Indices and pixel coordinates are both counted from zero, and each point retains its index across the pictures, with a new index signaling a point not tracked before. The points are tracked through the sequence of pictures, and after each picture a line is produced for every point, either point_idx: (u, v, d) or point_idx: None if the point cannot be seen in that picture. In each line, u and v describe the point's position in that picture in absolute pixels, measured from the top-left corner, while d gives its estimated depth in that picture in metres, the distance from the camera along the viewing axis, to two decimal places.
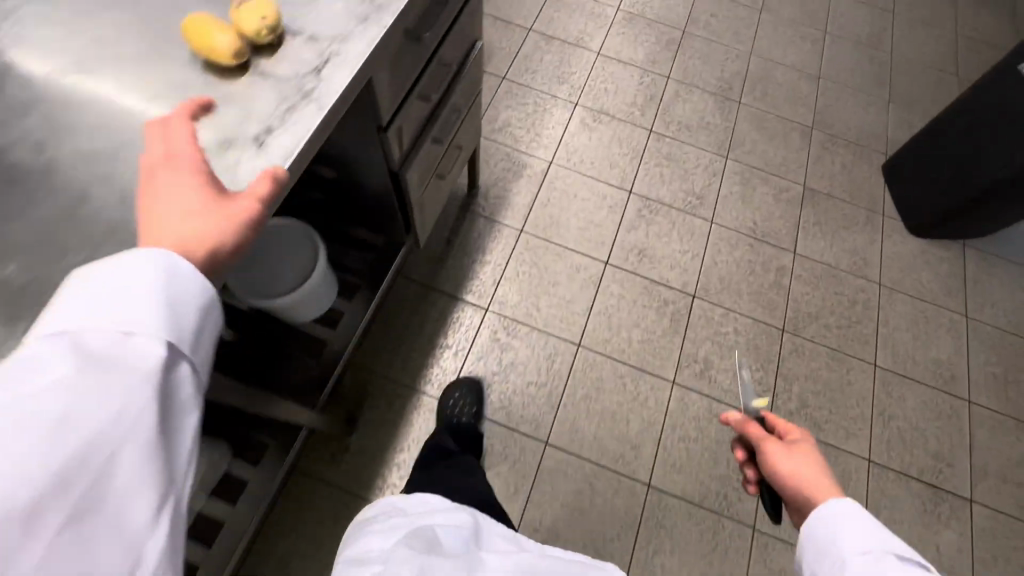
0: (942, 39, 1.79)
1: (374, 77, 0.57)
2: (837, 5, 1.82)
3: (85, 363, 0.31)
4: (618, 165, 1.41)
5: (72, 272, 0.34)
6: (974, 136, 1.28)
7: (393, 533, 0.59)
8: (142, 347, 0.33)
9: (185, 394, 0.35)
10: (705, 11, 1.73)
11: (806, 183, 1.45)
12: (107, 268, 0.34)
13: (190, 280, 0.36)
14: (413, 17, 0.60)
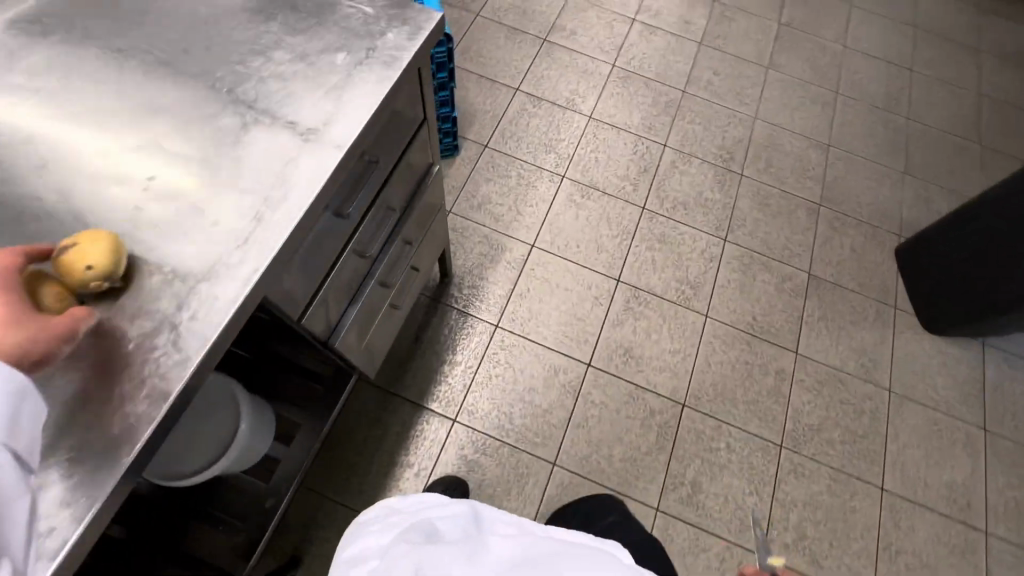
0: (965, 101, 1.66)
1: (270, 292, 0.49)
2: (850, 62, 1.69)
3: None
4: (606, 249, 1.30)
5: None
6: (996, 240, 1.14)
7: (390, 530, 0.55)
8: None
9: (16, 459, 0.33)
10: (707, 69, 1.62)
11: (810, 271, 1.33)
12: None
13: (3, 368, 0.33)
14: (324, 208, 0.51)
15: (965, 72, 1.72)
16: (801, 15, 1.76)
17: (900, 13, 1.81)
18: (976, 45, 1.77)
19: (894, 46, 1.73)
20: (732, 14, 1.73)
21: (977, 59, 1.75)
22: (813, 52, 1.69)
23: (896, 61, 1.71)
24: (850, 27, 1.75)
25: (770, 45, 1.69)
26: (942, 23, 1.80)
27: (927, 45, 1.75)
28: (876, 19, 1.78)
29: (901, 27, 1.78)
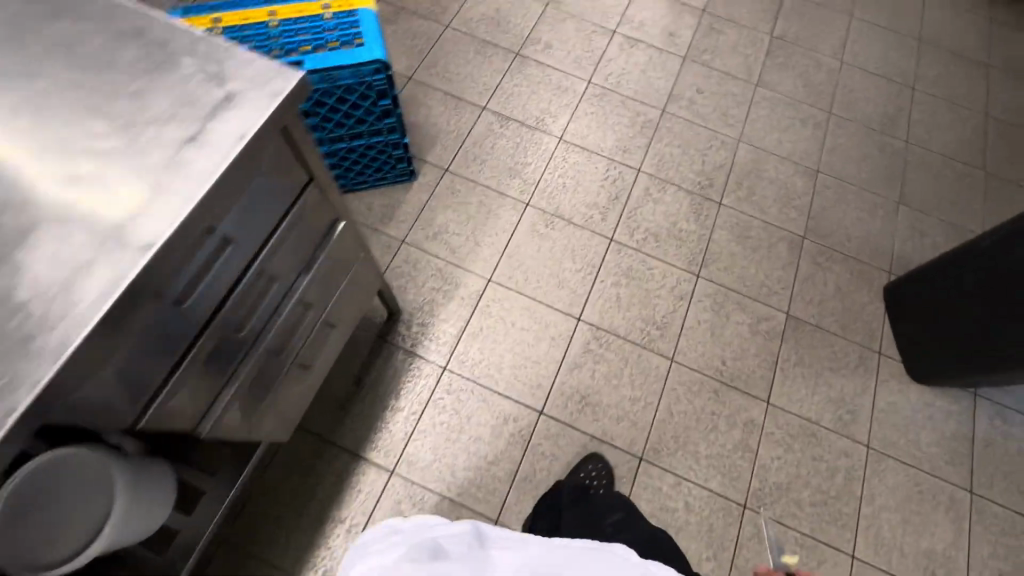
0: (970, 122, 1.54)
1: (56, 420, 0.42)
2: (847, 78, 1.58)
3: None
4: (568, 284, 1.22)
5: None
6: (989, 291, 1.03)
7: (393, 549, 0.51)
8: None
9: None
10: (690, 86, 1.52)
11: (788, 311, 1.24)
12: None
13: None
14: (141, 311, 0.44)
15: (973, 90, 1.59)
16: (796, 27, 1.64)
17: (905, 25, 1.68)
18: (986, 61, 1.65)
19: (896, 62, 1.62)
20: (721, 26, 1.62)
21: (987, 76, 1.62)
22: (806, 68, 1.58)
23: (898, 77, 1.59)
24: (849, 40, 1.64)
25: (761, 60, 1.58)
26: (950, 36, 1.68)
27: (932, 61, 1.63)
28: (877, 31, 1.66)
29: (905, 40, 1.65)
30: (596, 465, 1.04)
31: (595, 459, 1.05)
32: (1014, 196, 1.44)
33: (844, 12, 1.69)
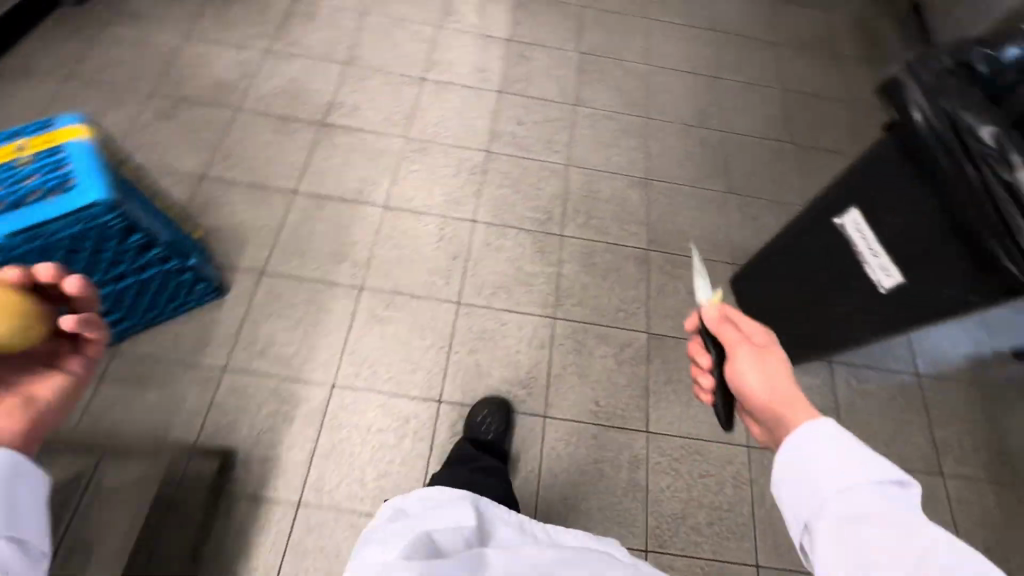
0: (772, 99, 1.65)
1: None
2: (657, 81, 1.63)
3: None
4: (422, 365, 1.13)
5: None
6: (801, 285, 1.00)
7: (394, 541, 0.55)
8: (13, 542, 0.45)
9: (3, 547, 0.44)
10: (510, 119, 1.49)
11: (649, 330, 1.24)
12: None
13: None
14: None
15: (768, 69, 1.70)
16: (600, 40, 1.67)
17: (697, 18, 1.77)
18: (774, 38, 1.77)
19: (697, 55, 1.69)
20: (529, 52, 1.62)
21: (777, 53, 1.74)
22: (618, 78, 1.61)
23: (702, 70, 1.67)
24: (651, 43, 1.69)
25: (573, 78, 1.59)
26: (738, 21, 1.79)
27: (728, 47, 1.73)
28: (674, 29, 1.74)
29: (700, 33, 1.74)
30: (487, 414, 1.07)
31: (484, 408, 1.09)
32: (823, 162, 1.55)
33: (641, 16, 1.74)
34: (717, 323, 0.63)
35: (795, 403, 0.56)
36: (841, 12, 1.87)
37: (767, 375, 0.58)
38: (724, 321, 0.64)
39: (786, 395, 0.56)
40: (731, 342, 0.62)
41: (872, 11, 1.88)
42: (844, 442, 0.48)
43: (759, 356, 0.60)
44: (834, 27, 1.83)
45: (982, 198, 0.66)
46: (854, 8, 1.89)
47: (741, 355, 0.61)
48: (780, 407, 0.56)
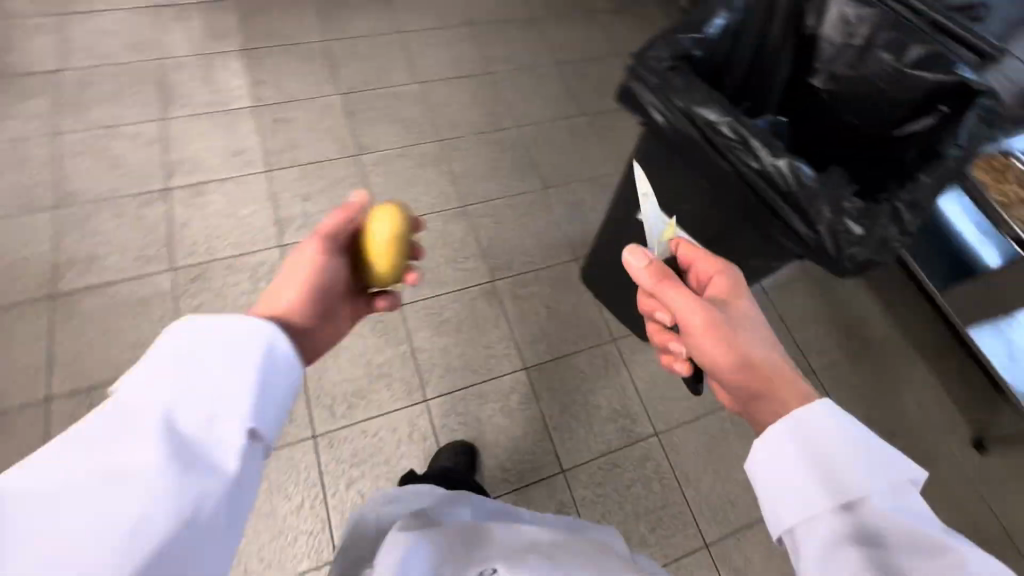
0: (552, 77, 1.63)
1: None
2: (435, 97, 1.52)
3: (179, 452, 0.39)
4: (300, 528, 0.96)
5: (154, 340, 0.44)
6: None
7: (393, 513, 0.65)
8: (227, 428, 0.42)
9: (200, 454, 0.40)
10: (295, 196, 1.30)
11: (525, 364, 1.17)
12: (210, 337, 0.44)
13: (169, 465, 0.38)
14: None
15: (537, 48, 1.69)
16: (360, 73, 1.53)
17: (451, 17, 1.70)
18: (531, 15, 1.76)
19: (464, 56, 1.62)
20: (287, 113, 1.42)
21: (539, 29, 1.73)
22: (394, 108, 1.48)
23: (476, 70, 1.60)
24: (415, 59, 1.59)
25: (347, 124, 1.43)
26: (491, 8, 1.74)
27: (492, 38, 1.68)
28: (433, 36, 1.64)
29: (460, 33, 1.67)
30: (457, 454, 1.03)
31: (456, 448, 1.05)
32: (619, 122, 1.57)
33: (394, 33, 1.63)
34: (661, 274, 0.63)
35: (777, 370, 0.57)
36: None
37: (742, 340, 0.59)
38: (660, 280, 0.63)
39: (766, 361, 0.58)
40: (684, 293, 0.61)
41: None
42: (835, 408, 0.51)
43: (726, 316, 0.61)
44: None
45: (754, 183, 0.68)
46: None
47: (704, 311, 0.60)
48: (767, 380, 0.57)
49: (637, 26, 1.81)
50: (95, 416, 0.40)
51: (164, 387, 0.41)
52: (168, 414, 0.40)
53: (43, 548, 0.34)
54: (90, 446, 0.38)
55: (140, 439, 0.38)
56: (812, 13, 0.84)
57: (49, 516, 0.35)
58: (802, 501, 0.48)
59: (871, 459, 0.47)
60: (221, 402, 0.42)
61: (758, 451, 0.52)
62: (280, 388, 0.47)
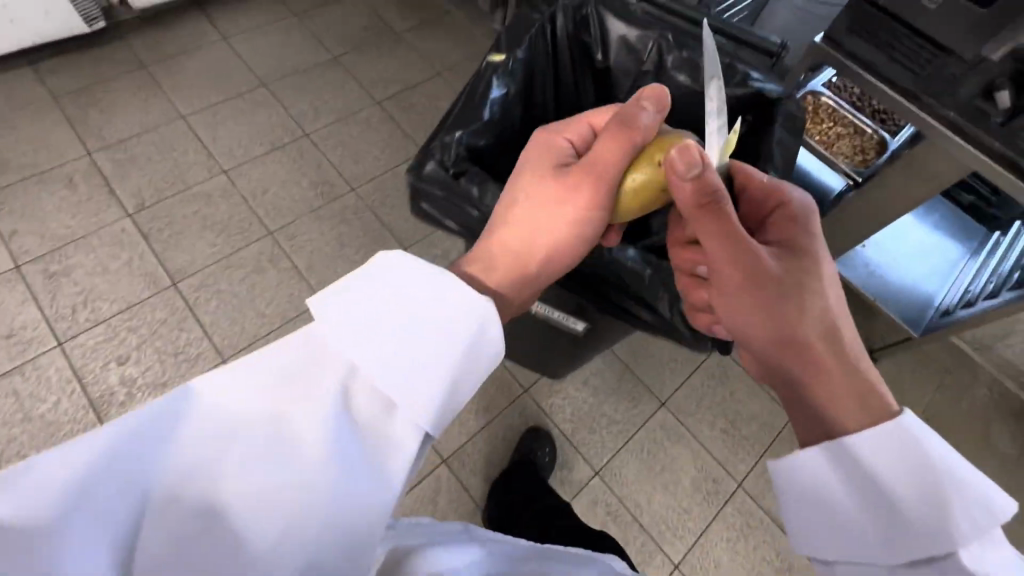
0: (375, 119, 1.48)
1: None
2: (247, 183, 1.32)
3: (308, 462, 0.36)
4: None
5: (365, 267, 0.44)
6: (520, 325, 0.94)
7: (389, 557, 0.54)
8: (391, 433, 0.38)
9: (350, 466, 0.37)
10: (109, 363, 1.06)
11: (443, 455, 1.08)
12: (396, 278, 0.43)
13: (299, 490, 0.35)
14: None
15: (348, 91, 1.52)
16: (145, 181, 1.28)
17: (238, 82, 1.47)
18: (330, 55, 1.58)
19: (268, 125, 1.42)
20: (64, 260, 1.15)
21: (343, 69, 1.56)
22: (202, 211, 1.26)
23: (286, 137, 1.41)
24: (210, 145, 1.36)
25: (148, 250, 1.19)
26: (283, 60, 1.54)
27: (294, 95, 1.48)
28: (224, 112, 1.42)
29: (254, 99, 1.46)
30: None
31: None
32: None
33: (174, 120, 1.38)
34: (713, 187, 0.53)
35: (837, 346, 0.55)
36: None
37: (803, 307, 0.55)
38: (703, 201, 0.54)
39: (826, 336, 0.55)
40: (733, 228, 0.55)
41: None
42: (924, 438, 0.46)
43: (786, 272, 0.56)
44: (374, 10, 1.70)
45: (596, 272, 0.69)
46: None
47: (753, 263, 0.55)
48: (819, 353, 0.55)
49: (447, 36, 1.69)
50: (287, 345, 0.40)
51: (369, 325, 0.40)
52: (387, 368, 0.39)
53: (225, 461, 0.36)
54: (284, 377, 0.38)
55: (313, 401, 0.37)
56: (597, 48, 0.78)
57: (289, 445, 0.36)
58: (862, 538, 0.46)
59: (962, 506, 0.43)
60: (438, 372, 0.40)
61: (797, 466, 0.50)
62: (476, 378, 0.44)
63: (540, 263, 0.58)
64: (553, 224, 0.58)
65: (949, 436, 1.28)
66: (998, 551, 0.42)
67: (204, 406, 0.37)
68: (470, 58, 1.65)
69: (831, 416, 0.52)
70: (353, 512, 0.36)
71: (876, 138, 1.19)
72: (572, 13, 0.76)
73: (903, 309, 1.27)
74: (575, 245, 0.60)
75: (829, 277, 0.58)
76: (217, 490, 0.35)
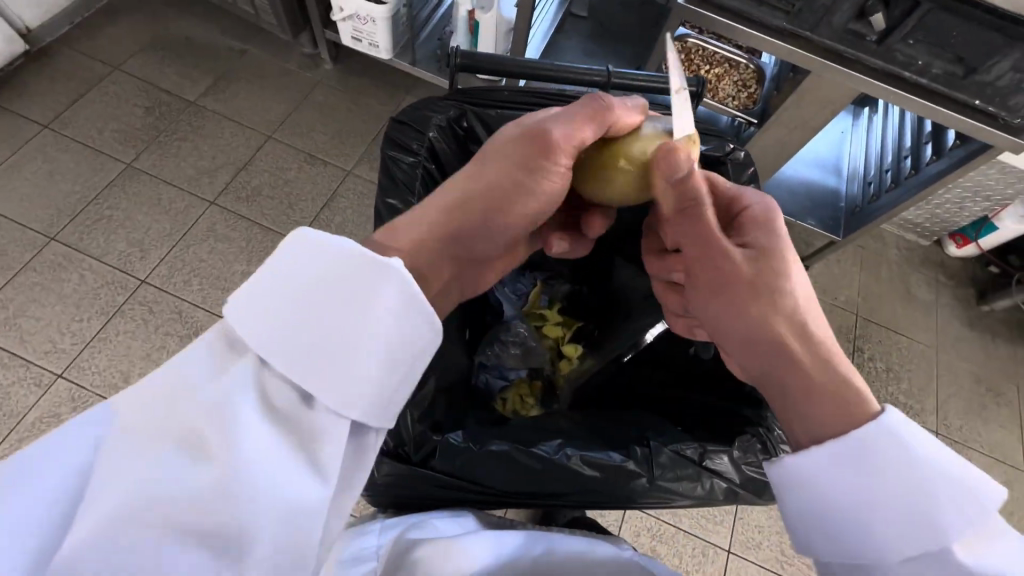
0: (220, 227, 1.19)
1: None
2: (98, 376, 1.03)
3: (215, 451, 0.31)
4: None
5: (295, 229, 0.37)
6: None
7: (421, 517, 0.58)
8: (326, 420, 0.34)
9: (260, 449, 0.32)
10: None
11: None
12: (311, 245, 0.36)
13: (207, 483, 0.31)
14: None
15: (170, 204, 1.20)
16: None
17: (16, 251, 1.11)
18: (122, 166, 1.23)
19: (87, 290, 1.10)
20: None
21: (148, 177, 1.22)
22: None
23: (119, 296, 1.10)
24: (20, 350, 1.03)
25: None
26: (62, 196, 1.18)
27: (101, 237, 1.15)
28: (17, 299, 1.07)
29: (50, 263, 1.11)
30: None
31: None
32: (339, 221, 1.24)
33: None
34: (692, 196, 0.49)
35: (812, 343, 0.44)
36: (131, 60, 1.36)
37: (776, 305, 0.45)
38: (687, 204, 0.50)
39: (794, 331, 0.45)
40: (707, 225, 0.49)
41: (151, 27, 1.41)
42: (908, 443, 0.40)
43: (760, 268, 0.46)
44: (149, 82, 1.34)
45: (630, 499, 0.49)
46: (132, 40, 1.38)
47: (721, 256, 0.48)
48: (787, 349, 0.45)
49: (257, 83, 1.37)
50: (201, 339, 0.36)
51: (277, 313, 0.35)
52: (298, 359, 0.34)
53: (130, 470, 0.31)
54: (181, 367, 0.34)
55: (218, 390, 0.33)
56: None
57: (194, 439, 0.32)
58: (861, 543, 0.41)
59: (955, 495, 0.38)
60: (366, 357, 0.34)
61: (789, 470, 0.43)
62: (406, 373, 0.37)
63: (479, 216, 0.45)
64: (510, 162, 0.46)
65: (887, 306, 1.40)
66: (991, 538, 0.38)
67: (116, 418, 0.33)
68: (299, 103, 1.36)
69: (807, 424, 0.44)
70: (271, 509, 0.31)
71: (752, 68, 1.16)
72: (449, 130, 0.62)
73: (819, 218, 1.31)
74: (541, 198, 0.48)
75: (800, 271, 0.47)
76: (118, 497, 0.31)
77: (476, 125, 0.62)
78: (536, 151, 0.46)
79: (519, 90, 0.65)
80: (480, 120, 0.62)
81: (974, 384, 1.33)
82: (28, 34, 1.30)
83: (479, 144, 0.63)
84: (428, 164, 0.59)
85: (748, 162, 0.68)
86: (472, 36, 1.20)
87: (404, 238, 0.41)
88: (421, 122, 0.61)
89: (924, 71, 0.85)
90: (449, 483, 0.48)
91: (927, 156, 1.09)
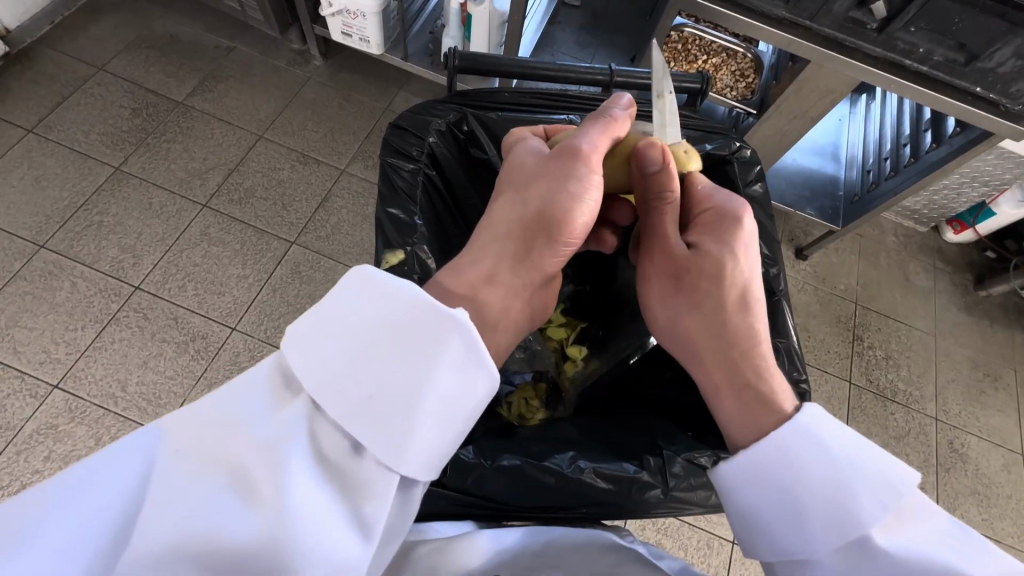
0: (214, 230, 1.17)
1: None
2: (94, 386, 1.01)
3: (268, 498, 0.30)
4: None
5: (355, 267, 0.37)
6: None
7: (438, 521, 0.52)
8: (371, 469, 0.33)
9: (311, 501, 0.31)
10: None
11: None
12: (373, 288, 0.36)
13: (257, 530, 0.30)
14: None
15: (161, 207, 1.18)
16: None
17: (6, 259, 1.09)
18: (110, 170, 1.20)
19: (80, 298, 1.08)
20: None
21: (138, 181, 1.20)
22: (56, 453, 0.96)
23: (114, 303, 1.08)
24: (15, 361, 1.02)
25: None
26: (51, 203, 1.15)
27: (92, 243, 1.13)
28: (9, 308, 1.06)
29: (40, 272, 1.09)
30: None
31: None
32: (334, 221, 1.22)
33: None
34: (660, 189, 0.50)
35: (738, 352, 0.45)
36: (115, 60, 1.32)
37: (701, 304, 0.46)
38: (650, 199, 0.51)
39: (711, 332, 0.46)
40: (664, 219, 0.50)
41: (134, 25, 1.37)
42: (823, 437, 0.39)
43: (692, 266, 0.47)
44: (135, 84, 1.30)
45: (644, 510, 0.49)
46: (115, 40, 1.35)
47: (666, 248, 0.50)
48: (703, 350, 0.46)
49: (245, 81, 1.34)
50: (259, 369, 0.35)
51: (343, 356, 0.34)
52: (360, 406, 0.33)
53: (180, 502, 0.31)
54: (239, 402, 0.33)
55: (273, 429, 0.32)
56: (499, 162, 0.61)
57: (245, 479, 0.31)
58: (793, 545, 0.39)
59: (869, 484, 0.37)
60: (428, 410, 0.34)
61: (722, 478, 0.43)
62: (466, 420, 0.36)
63: (530, 236, 0.44)
64: (547, 178, 0.45)
65: (885, 294, 1.40)
66: (914, 523, 0.37)
67: (166, 448, 0.32)
68: (289, 100, 1.33)
69: (725, 426, 0.45)
70: (310, 569, 0.30)
71: (750, 57, 1.14)
72: (450, 134, 0.61)
73: (818, 208, 1.30)
74: (581, 223, 0.45)
75: (741, 279, 0.46)
76: (171, 531, 0.30)
77: (477, 129, 0.61)
78: (575, 171, 0.45)
79: (521, 91, 0.64)
80: (480, 124, 0.61)
81: (971, 369, 1.34)
82: (8, 35, 1.27)
83: (479, 149, 0.62)
84: (428, 170, 0.59)
85: (755, 160, 0.66)
86: (464, 29, 1.17)
87: (465, 276, 0.41)
88: (420, 126, 0.59)
89: (925, 59, 0.84)
90: (465, 500, 0.49)
91: (927, 144, 1.08)
